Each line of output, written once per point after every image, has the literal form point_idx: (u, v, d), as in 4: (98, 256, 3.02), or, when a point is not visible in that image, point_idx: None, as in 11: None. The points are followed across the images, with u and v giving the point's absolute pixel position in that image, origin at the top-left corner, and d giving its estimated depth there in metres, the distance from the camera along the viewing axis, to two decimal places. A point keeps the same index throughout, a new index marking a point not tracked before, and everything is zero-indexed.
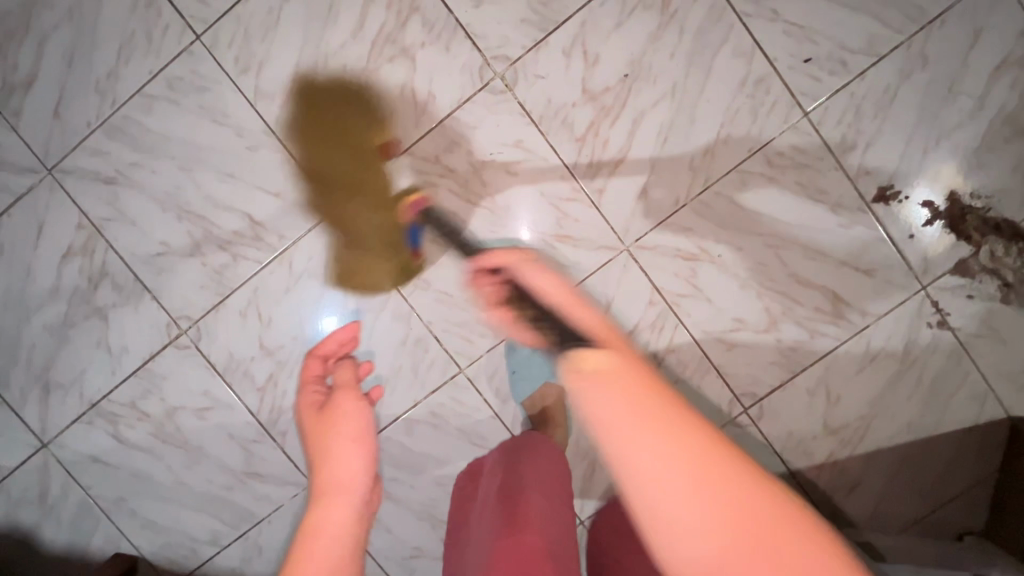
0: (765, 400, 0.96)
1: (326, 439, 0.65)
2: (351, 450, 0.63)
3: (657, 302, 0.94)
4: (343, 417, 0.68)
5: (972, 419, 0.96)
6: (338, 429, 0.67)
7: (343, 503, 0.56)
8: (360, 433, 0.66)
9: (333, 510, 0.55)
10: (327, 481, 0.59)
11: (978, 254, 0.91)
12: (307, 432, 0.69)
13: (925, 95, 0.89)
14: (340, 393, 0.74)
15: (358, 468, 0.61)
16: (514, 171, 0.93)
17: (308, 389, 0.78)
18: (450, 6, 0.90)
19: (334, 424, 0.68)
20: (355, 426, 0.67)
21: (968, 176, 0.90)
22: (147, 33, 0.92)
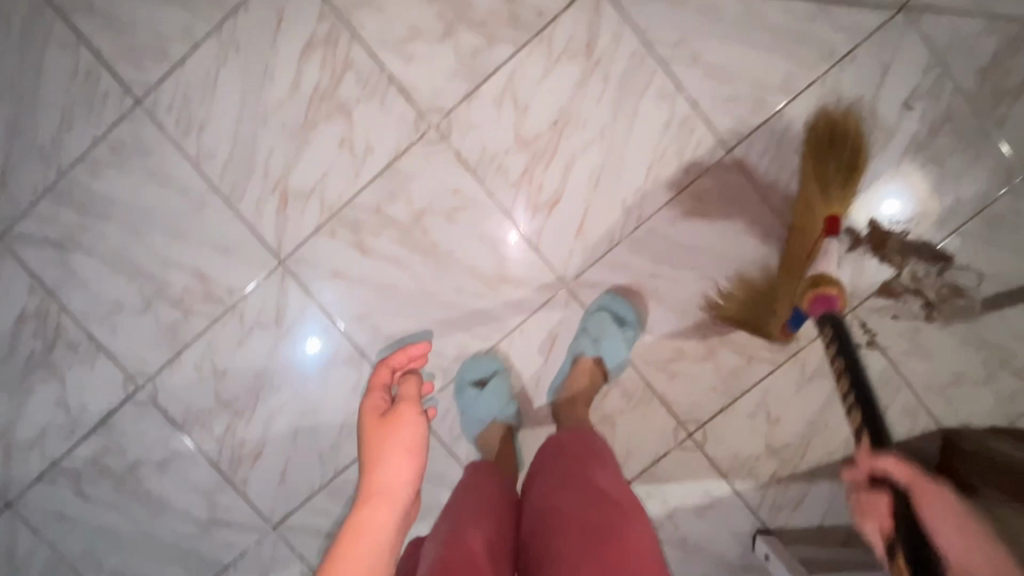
0: (708, 425, 1.00)
1: (381, 447, 0.58)
2: (403, 468, 0.57)
3: None
4: (403, 432, 0.59)
5: (906, 431, 1.00)
6: (395, 441, 0.58)
7: (383, 517, 0.53)
8: (416, 447, 0.59)
9: (370, 524, 0.52)
10: (371, 489, 0.55)
11: (901, 276, 0.96)
12: (363, 435, 0.61)
13: (840, 129, 0.93)
14: (405, 405, 0.62)
15: (403, 485, 0.56)
16: (454, 218, 0.96)
17: (371, 393, 0.66)
18: (382, 62, 0.92)
19: (393, 435, 0.59)
20: (414, 443, 0.59)
21: (886, 203, 0.94)
22: (88, 100, 0.94)
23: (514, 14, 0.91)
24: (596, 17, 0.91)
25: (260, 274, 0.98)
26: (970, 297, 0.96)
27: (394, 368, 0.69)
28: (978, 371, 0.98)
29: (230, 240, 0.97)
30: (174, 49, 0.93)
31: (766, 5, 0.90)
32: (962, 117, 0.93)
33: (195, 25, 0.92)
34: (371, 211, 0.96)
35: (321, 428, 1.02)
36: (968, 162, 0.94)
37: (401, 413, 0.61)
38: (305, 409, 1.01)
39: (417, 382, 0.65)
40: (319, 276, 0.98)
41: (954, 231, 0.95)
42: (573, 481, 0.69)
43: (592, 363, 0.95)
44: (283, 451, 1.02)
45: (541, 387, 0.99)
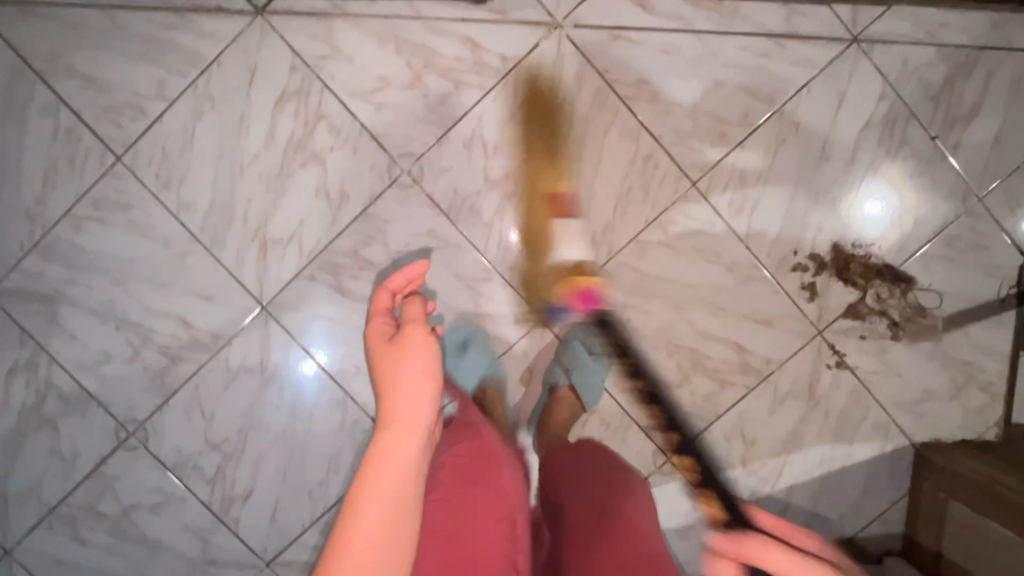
0: (686, 449, 1.02)
1: (398, 369, 0.63)
2: (420, 388, 0.62)
3: None
4: (416, 352, 0.65)
5: (878, 447, 1.02)
6: (408, 362, 0.63)
7: (407, 434, 0.58)
8: (432, 369, 0.64)
9: (396, 441, 0.57)
10: (393, 412, 0.60)
11: (865, 297, 0.99)
12: (374, 358, 0.66)
13: (800, 158, 0.96)
14: (411, 327, 0.68)
15: (424, 408, 0.61)
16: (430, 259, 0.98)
17: (374, 316, 0.73)
18: (353, 111, 0.95)
19: (406, 356, 0.65)
20: (425, 359, 0.65)
21: (848, 228, 0.97)
22: (69, 158, 0.97)
23: (478, 60, 0.94)
24: (559, 60, 0.94)
25: (244, 319, 1.00)
26: (933, 316, 0.99)
27: (395, 291, 0.77)
28: (946, 387, 1.01)
29: (212, 287, 1.00)
30: (152, 106, 0.95)
31: (722, 41, 0.93)
32: (918, 143, 0.96)
33: (170, 82, 0.95)
34: (348, 254, 0.98)
35: (309, 466, 1.04)
36: (926, 186, 0.96)
37: (409, 334, 0.67)
38: (293, 448, 1.04)
39: (420, 302, 0.72)
40: (301, 319, 1.00)
41: (914, 253, 0.98)
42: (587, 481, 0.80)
43: (568, 394, 0.96)
44: (273, 489, 1.04)
45: (520, 419, 1.01)
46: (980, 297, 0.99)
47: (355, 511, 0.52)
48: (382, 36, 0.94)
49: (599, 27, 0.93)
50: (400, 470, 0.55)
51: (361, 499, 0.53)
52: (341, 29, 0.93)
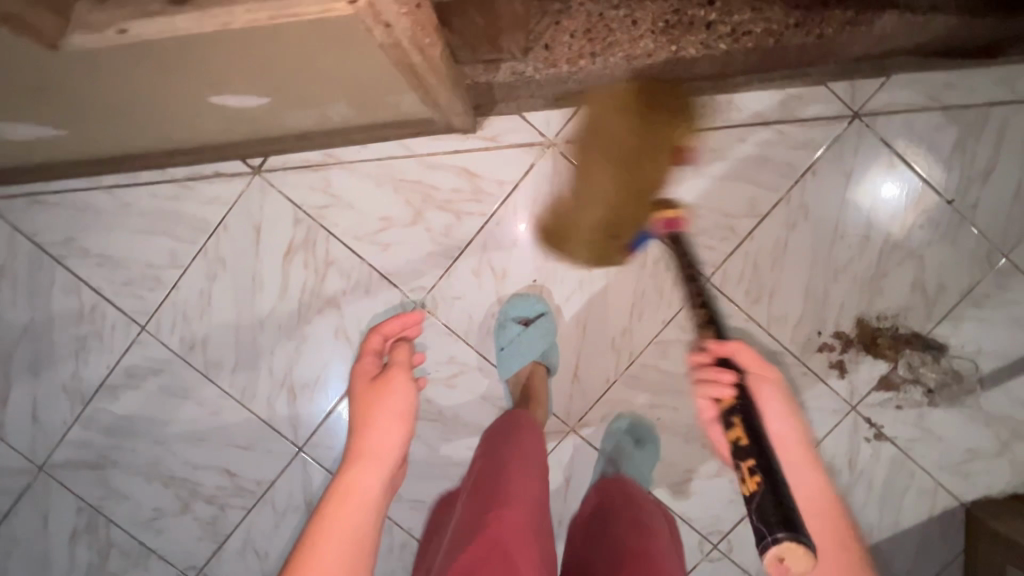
0: (733, 535, 1.01)
1: (373, 413, 0.61)
2: (394, 428, 0.60)
3: None
4: (396, 395, 0.63)
5: (927, 512, 1.01)
6: (386, 405, 0.61)
7: (370, 478, 0.56)
8: (406, 413, 0.62)
9: (361, 479, 0.56)
10: (363, 448, 0.58)
11: (897, 368, 0.97)
12: (354, 397, 0.64)
13: (815, 240, 0.94)
14: (396, 369, 0.66)
15: (393, 448, 0.60)
16: (454, 383, 0.99)
17: (362, 357, 0.70)
18: (360, 253, 0.96)
19: (384, 398, 0.62)
20: (403, 403, 0.62)
21: (872, 302, 0.95)
22: (98, 333, 1.00)
23: (476, 188, 0.94)
24: (555, 176, 0.94)
25: (281, 462, 1.02)
26: (970, 377, 0.97)
27: (387, 334, 0.72)
28: (991, 445, 0.99)
29: (247, 437, 1.02)
30: (167, 274, 0.98)
31: (718, 137, 0.92)
32: (934, 209, 0.93)
33: (181, 251, 0.97)
34: None
35: None
36: (948, 249, 0.94)
37: (387, 374, 0.65)
38: None
39: (408, 347, 0.69)
40: (337, 454, 1.02)
41: (943, 317, 0.95)
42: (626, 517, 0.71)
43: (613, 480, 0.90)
44: None
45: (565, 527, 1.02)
46: (1019, 353, 0.96)
47: (315, 539, 0.51)
48: (378, 177, 0.94)
49: (592, 140, 0.93)
50: (364, 504, 0.55)
51: (322, 534, 0.51)
52: (337, 177, 0.94)
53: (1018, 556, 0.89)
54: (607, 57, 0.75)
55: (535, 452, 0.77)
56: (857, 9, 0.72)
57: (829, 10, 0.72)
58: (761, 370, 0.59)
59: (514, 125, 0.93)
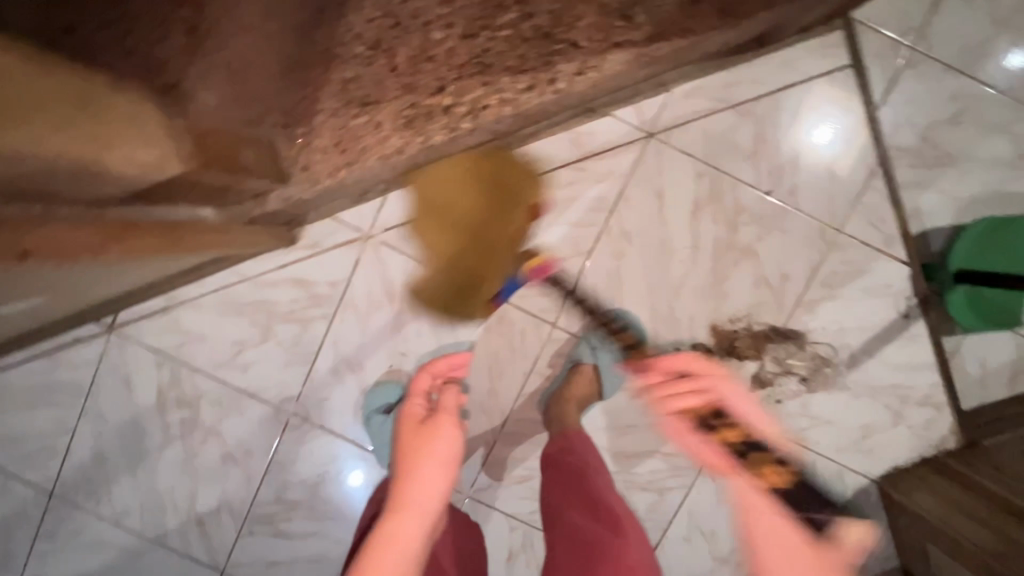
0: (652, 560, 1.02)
1: (419, 451, 0.72)
2: (435, 469, 0.70)
3: (518, 527, 1.00)
4: (440, 442, 0.73)
5: (840, 496, 1.00)
6: (432, 450, 0.72)
7: (419, 525, 0.64)
8: (450, 460, 0.72)
9: (402, 522, 0.64)
10: (406, 493, 0.67)
11: (765, 364, 0.96)
12: (402, 438, 0.76)
13: (646, 262, 0.95)
14: (439, 416, 0.78)
15: (435, 491, 0.69)
16: (344, 478, 1.03)
17: (413, 400, 0.83)
18: (226, 379, 1.00)
19: (428, 440, 0.73)
20: (447, 447, 0.73)
21: (720, 308, 0.95)
22: (12, 508, 1.05)
23: (313, 294, 0.98)
24: (383, 266, 0.96)
25: None
26: (841, 356, 0.96)
27: (436, 374, 0.90)
28: (882, 416, 0.98)
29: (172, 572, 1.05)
30: (59, 440, 1.03)
31: (524, 189, 0.94)
32: (754, 204, 0.93)
33: (65, 416, 1.02)
34: (274, 502, 1.03)
35: None
36: (780, 239, 0.94)
37: (428, 421, 0.77)
38: None
39: (453, 393, 0.82)
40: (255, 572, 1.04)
41: (795, 304, 0.95)
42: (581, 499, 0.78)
43: (591, 372, 0.93)
44: None
45: None
46: (882, 320, 0.95)
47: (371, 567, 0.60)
48: (223, 306, 0.98)
49: (407, 224, 0.95)
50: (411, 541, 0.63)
51: (374, 559, 0.61)
52: (184, 315, 0.99)
53: (930, 531, 0.87)
54: (363, 164, 0.79)
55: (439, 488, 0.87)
56: (581, 56, 0.75)
57: (554, 66, 0.75)
58: (724, 379, 0.82)
59: (331, 227, 0.96)
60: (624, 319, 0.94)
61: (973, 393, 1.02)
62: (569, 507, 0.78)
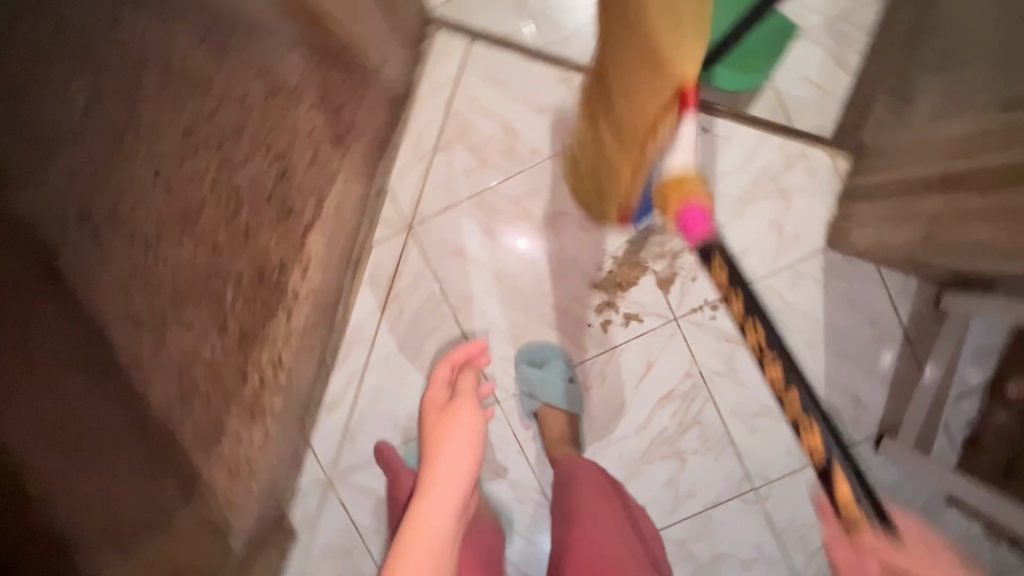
0: (749, 467, 1.02)
1: (443, 434, 0.58)
2: (448, 478, 0.55)
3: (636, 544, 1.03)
4: (456, 435, 0.58)
5: (812, 284, 0.99)
6: (453, 431, 0.58)
7: (446, 501, 0.53)
8: (441, 547, 0.49)
9: (425, 507, 0.52)
10: (429, 479, 0.55)
11: (654, 267, 0.99)
12: (424, 429, 0.62)
13: (503, 296, 1.00)
14: (459, 400, 0.63)
15: (434, 554, 0.49)
16: None
17: (431, 388, 0.68)
18: None
19: (445, 437, 0.58)
20: (468, 438, 0.58)
21: (583, 268, 0.99)
22: None
23: (340, 550, 1.06)
24: (359, 487, 1.05)
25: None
26: None
27: (456, 363, 0.70)
28: (771, 204, 0.99)
29: None
30: None
31: (380, 347, 1.02)
32: (521, 186, 0.99)
33: None
34: None
35: None
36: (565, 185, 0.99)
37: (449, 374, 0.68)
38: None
39: (474, 377, 0.66)
40: None
41: None
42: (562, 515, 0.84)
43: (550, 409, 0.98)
44: None
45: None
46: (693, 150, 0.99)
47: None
48: None
49: (340, 447, 1.04)
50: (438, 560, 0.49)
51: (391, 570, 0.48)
52: None
53: (906, 251, 0.85)
54: (251, 459, 0.90)
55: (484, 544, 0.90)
56: (296, 263, 0.88)
57: (283, 285, 0.87)
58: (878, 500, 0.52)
59: (305, 499, 1.05)
60: (551, 351, 1.00)
61: (824, 110, 1.00)
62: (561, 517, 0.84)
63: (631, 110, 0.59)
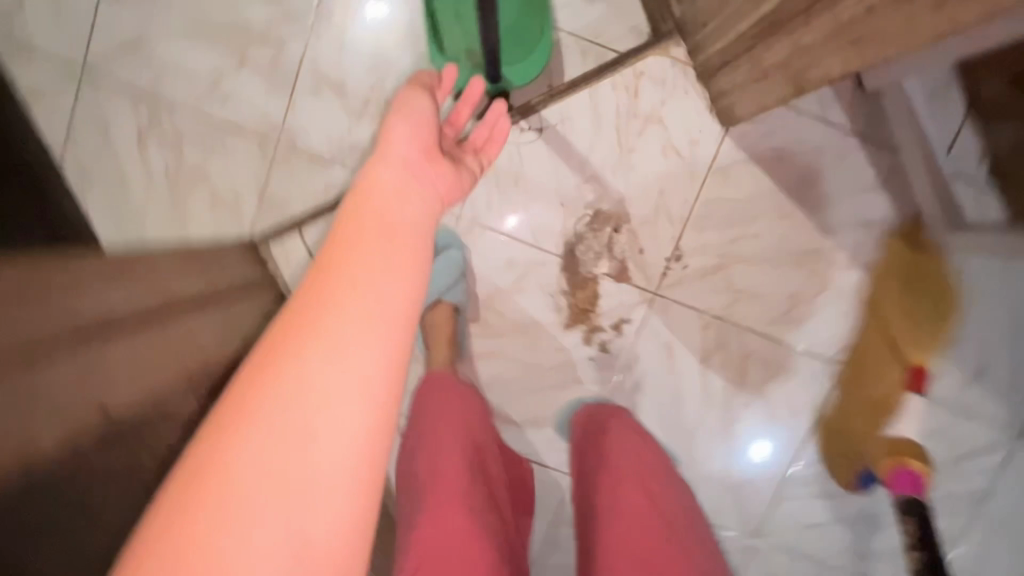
0: (824, 352, 0.95)
1: (357, 240, 0.35)
2: (370, 282, 0.33)
3: (788, 492, 0.97)
4: (399, 212, 0.39)
5: (743, 166, 0.91)
6: (386, 215, 0.38)
7: (351, 326, 0.31)
8: (385, 385, 0.30)
9: (319, 309, 0.31)
10: (328, 305, 0.31)
11: (600, 271, 0.93)
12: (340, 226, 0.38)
13: (506, 397, 0.96)
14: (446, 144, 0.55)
15: (360, 380, 0.30)
16: None
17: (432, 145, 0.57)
18: None
19: (368, 232, 0.36)
20: (398, 251, 0.36)
21: (546, 320, 0.95)
22: None
23: None
24: None
25: None
26: (591, 192, 0.92)
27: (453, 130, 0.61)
28: (651, 134, 0.91)
29: None
30: None
31: None
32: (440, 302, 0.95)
33: None
34: None
35: None
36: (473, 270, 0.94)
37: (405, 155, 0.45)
38: None
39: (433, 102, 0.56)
40: None
41: (535, 247, 0.93)
42: (602, 473, 0.69)
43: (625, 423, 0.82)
44: None
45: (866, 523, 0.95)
46: (547, 150, 0.92)
47: (262, 415, 0.27)
48: None
49: None
50: (356, 390, 0.29)
51: (263, 391, 0.28)
52: None
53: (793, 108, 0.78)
54: None
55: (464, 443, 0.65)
56: None
57: None
58: None
59: None
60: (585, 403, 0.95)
61: (627, 15, 0.90)
62: (598, 479, 0.68)
63: (880, 380, 0.90)
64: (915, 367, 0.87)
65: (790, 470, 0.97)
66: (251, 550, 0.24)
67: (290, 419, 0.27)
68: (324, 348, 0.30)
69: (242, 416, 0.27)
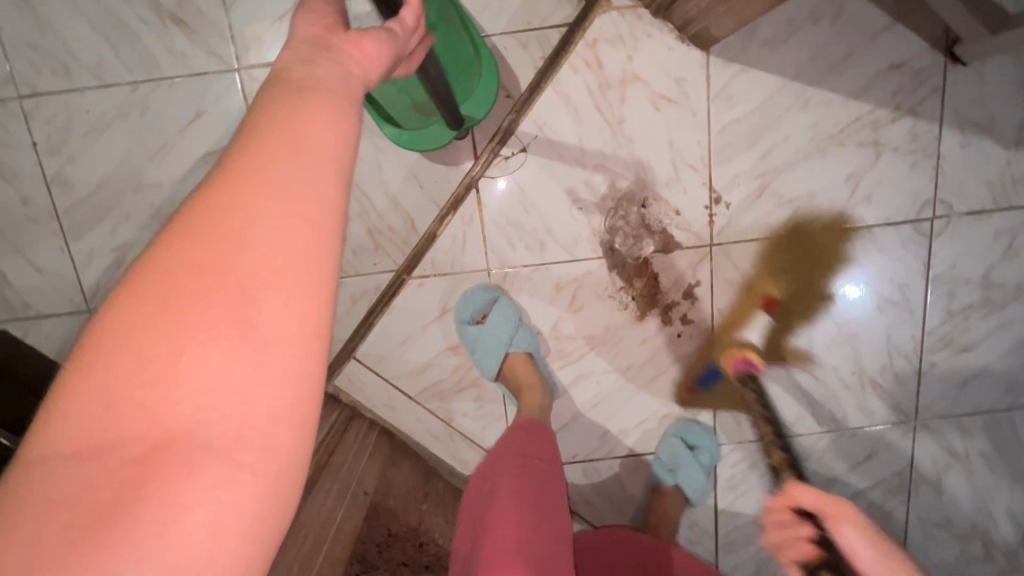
0: (911, 214, 0.87)
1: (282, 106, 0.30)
2: (299, 161, 0.28)
3: (930, 362, 0.92)
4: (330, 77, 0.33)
5: (740, 75, 0.83)
6: (317, 83, 0.32)
7: (287, 219, 0.27)
8: (327, 266, 0.28)
9: (246, 193, 0.27)
10: (249, 183, 0.27)
11: (648, 250, 0.88)
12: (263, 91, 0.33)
13: (616, 407, 0.94)
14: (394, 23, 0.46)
15: (301, 290, 0.27)
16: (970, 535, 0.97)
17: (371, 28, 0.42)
18: None
19: (299, 98, 0.31)
20: (326, 117, 0.31)
21: (620, 321, 0.90)
22: None
23: None
24: None
25: None
26: (601, 179, 0.86)
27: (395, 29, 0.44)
28: (634, 92, 0.83)
29: None
30: None
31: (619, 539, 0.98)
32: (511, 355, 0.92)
33: None
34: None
35: None
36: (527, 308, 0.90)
37: (325, 23, 0.37)
38: None
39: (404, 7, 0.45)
40: None
41: (575, 260, 0.89)
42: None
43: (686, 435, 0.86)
44: None
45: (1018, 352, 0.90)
46: (541, 162, 0.86)
47: (191, 281, 0.25)
48: None
49: None
50: (287, 258, 0.27)
51: (196, 289, 0.25)
52: None
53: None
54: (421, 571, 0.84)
55: (547, 480, 0.70)
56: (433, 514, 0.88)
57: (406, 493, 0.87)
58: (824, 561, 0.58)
59: None
60: (679, 429, 0.92)
61: None
62: None
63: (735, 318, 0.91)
64: (767, 298, 0.89)
65: (924, 342, 0.91)
66: (190, 445, 0.24)
67: (233, 321, 0.25)
68: (250, 218, 0.27)
69: (169, 291, 0.25)
